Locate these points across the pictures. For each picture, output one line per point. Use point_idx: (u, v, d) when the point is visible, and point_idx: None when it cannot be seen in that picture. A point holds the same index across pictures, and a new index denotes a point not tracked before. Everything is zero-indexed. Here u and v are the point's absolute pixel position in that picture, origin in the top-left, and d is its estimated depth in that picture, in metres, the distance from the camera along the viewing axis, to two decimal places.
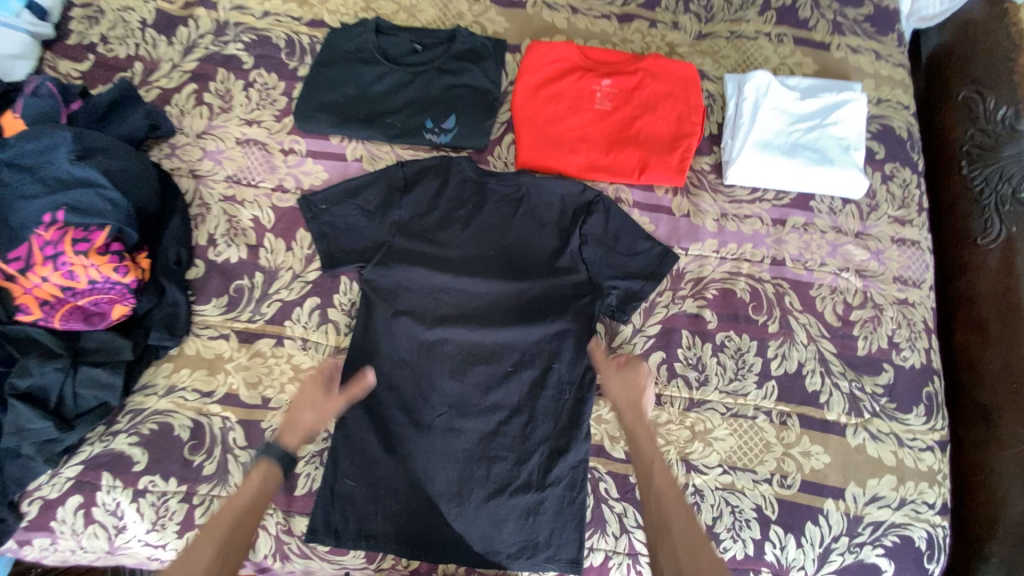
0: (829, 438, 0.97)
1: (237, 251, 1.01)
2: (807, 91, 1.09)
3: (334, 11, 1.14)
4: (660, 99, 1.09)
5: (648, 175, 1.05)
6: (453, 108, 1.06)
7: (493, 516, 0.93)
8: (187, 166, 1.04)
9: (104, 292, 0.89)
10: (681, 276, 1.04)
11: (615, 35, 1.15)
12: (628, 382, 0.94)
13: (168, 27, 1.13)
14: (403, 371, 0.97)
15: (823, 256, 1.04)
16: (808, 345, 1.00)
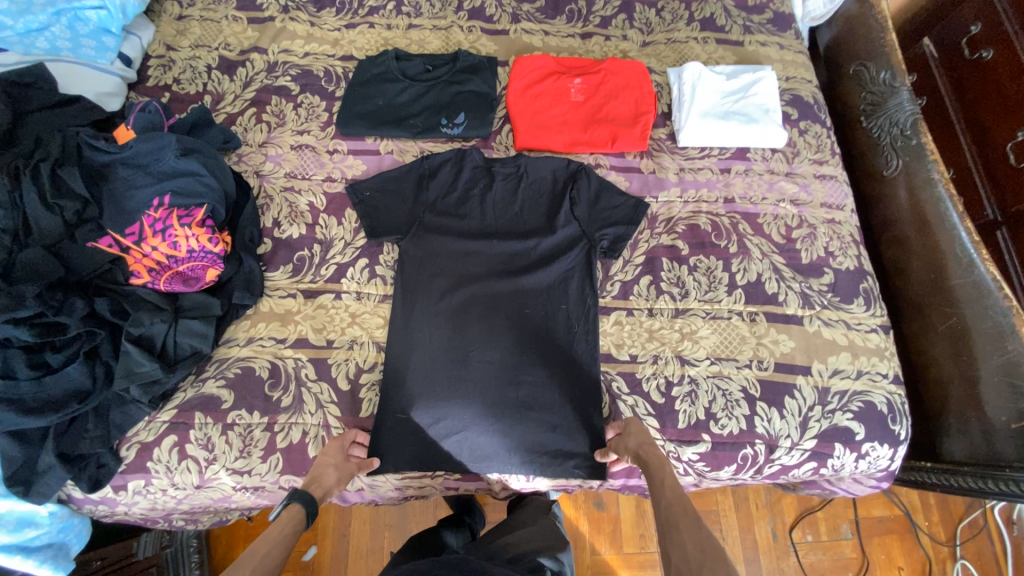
0: (791, 327, 1.20)
1: (298, 229, 1.25)
2: (731, 75, 1.42)
3: (361, 48, 1.46)
4: (620, 89, 1.40)
5: (618, 144, 1.34)
6: (462, 107, 1.35)
7: (525, 430, 1.11)
8: (253, 169, 1.30)
9: (199, 259, 1.11)
10: (655, 218, 1.30)
11: (580, 48, 1.49)
12: (636, 436, 1.04)
13: (228, 69, 1.43)
14: (440, 318, 1.18)
15: (764, 192, 1.33)
16: (763, 259, 1.26)
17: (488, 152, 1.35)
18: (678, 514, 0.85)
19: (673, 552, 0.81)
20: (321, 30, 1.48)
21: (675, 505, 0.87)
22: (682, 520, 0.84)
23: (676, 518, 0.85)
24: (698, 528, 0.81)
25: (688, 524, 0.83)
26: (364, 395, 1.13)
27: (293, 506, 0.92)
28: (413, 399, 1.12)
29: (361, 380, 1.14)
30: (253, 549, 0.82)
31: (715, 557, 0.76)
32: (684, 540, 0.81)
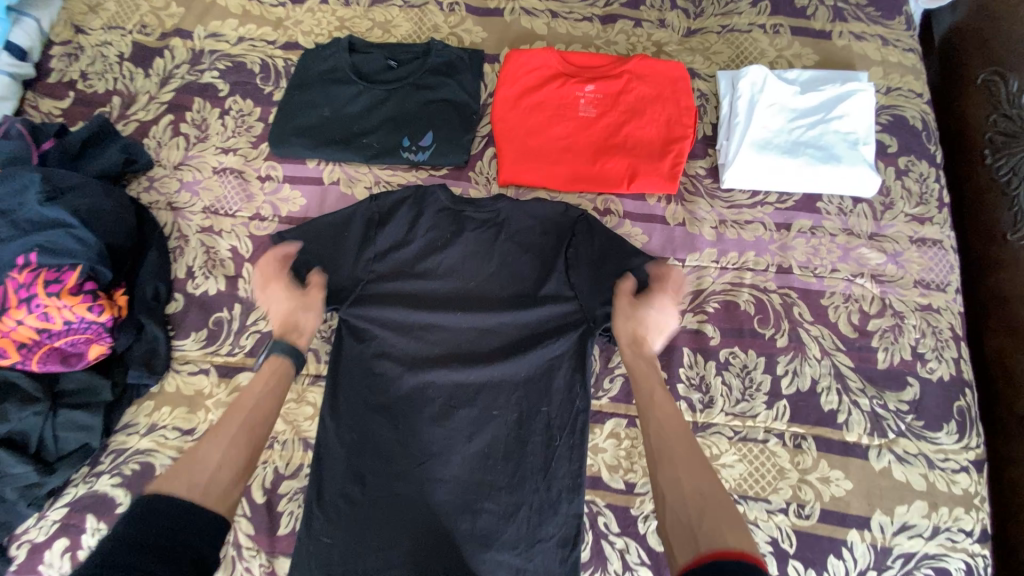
0: (849, 462, 0.89)
1: (215, 283, 0.99)
2: (807, 85, 1.02)
3: (308, 32, 1.12)
4: (648, 102, 1.03)
5: (638, 184, 0.99)
6: (430, 124, 1.02)
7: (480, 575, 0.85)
8: (166, 200, 1.04)
9: (80, 332, 0.88)
10: (679, 289, 0.97)
11: (599, 38, 1.10)
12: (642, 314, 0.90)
13: (144, 60, 1.14)
14: (381, 417, 0.92)
15: (834, 261, 0.97)
16: (822, 360, 0.93)
17: (463, 185, 1.04)
18: (677, 444, 0.75)
19: (664, 486, 0.71)
20: (262, 7, 1.15)
21: (670, 424, 0.78)
22: (679, 448, 0.74)
23: (673, 452, 0.74)
24: (694, 463, 0.72)
25: (686, 451, 0.74)
26: (283, 508, 0.91)
27: (274, 361, 0.88)
28: (340, 526, 0.87)
29: (280, 488, 0.92)
30: (225, 419, 0.80)
31: (713, 491, 0.68)
32: (679, 475, 0.71)
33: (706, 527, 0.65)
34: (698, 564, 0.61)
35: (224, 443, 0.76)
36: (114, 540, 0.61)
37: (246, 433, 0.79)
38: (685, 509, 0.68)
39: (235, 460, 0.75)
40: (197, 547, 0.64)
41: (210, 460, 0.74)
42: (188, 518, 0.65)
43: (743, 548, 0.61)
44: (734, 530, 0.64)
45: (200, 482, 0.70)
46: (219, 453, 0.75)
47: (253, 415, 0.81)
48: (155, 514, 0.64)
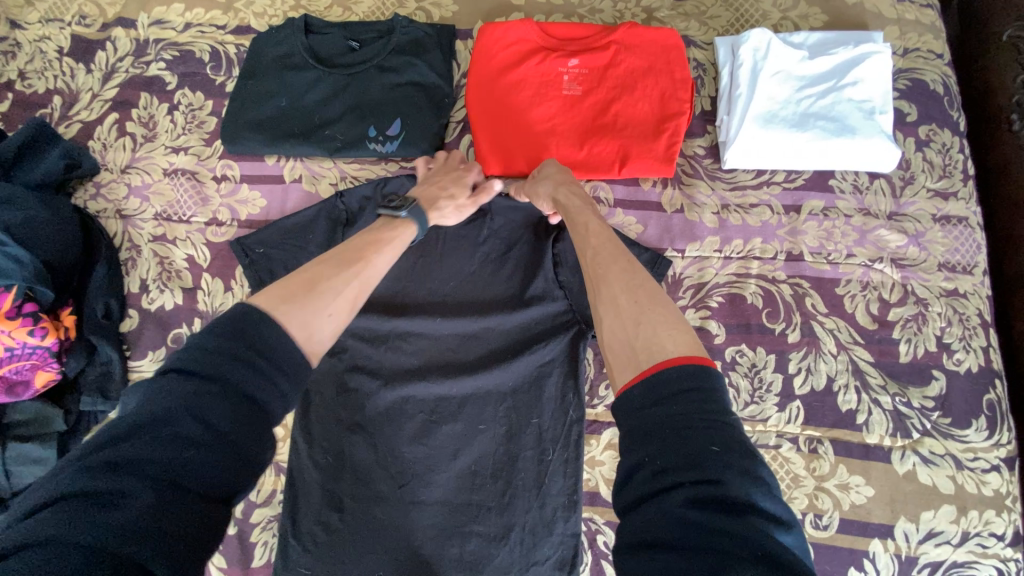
0: (870, 466, 0.81)
1: (172, 296, 0.91)
2: (815, 49, 0.91)
3: (261, 14, 1.02)
4: (639, 75, 0.92)
5: (630, 168, 0.89)
6: (398, 110, 0.92)
7: None
8: (114, 207, 0.95)
9: (24, 359, 0.80)
10: (679, 282, 0.88)
11: (582, 6, 0.99)
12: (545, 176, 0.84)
13: (85, 54, 1.03)
14: (357, 437, 0.85)
15: (849, 245, 0.88)
16: (838, 355, 0.84)
17: None
18: (614, 265, 0.66)
19: (603, 311, 0.63)
20: None
21: (606, 251, 0.68)
22: (618, 270, 0.65)
23: (613, 275, 0.64)
24: (635, 281, 0.63)
25: (624, 272, 0.64)
26: (256, 538, 0.85)
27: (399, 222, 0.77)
28: (318, 555, 0.81)
29: (252, 518, 0.86)
30: (342, 255, 0.69)
31: (650, 306, 0.59)
32: (616, 295, 0.62)
33: (645, 338, 0.56)
34: (636, 382, 0.52)
35: (339, 281, 0.66)
36: (185, 380, 0.51)
37: (360, 287, 0.68)
38: (624, 327, 0.59)
39: (342, 310, 0.64)
40: (278, 396, 0.54)
41: (327, 299, 0.63)
42: (288, 359, 0.56)
43: (687, 352, 0.52)
44: (676, 333, 0.55)
45: (308, 320, 0.59)
46: (333, 290, 0.64)
47: (368, 273, 0.70)
48: (253, 336, 0.54)
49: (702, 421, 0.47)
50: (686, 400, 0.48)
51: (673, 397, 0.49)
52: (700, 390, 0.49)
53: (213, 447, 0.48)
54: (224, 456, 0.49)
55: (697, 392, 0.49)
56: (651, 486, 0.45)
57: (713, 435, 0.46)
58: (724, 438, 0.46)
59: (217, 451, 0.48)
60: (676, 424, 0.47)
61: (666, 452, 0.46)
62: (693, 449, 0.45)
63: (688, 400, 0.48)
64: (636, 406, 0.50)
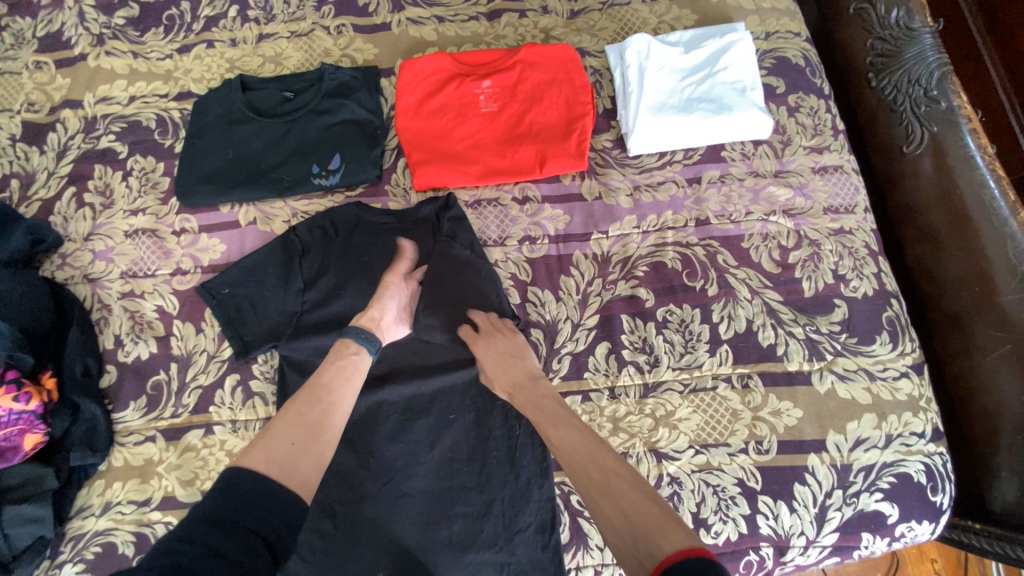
0: (796, 391, 0.93)
1: (147, 346, 0.96)
2: (689, 44, 1.06)
3: (200, 79, 1.11)
4: (545, 87, 1.05)
5: (550, 167, 1.01)
6: (336, 147, 1.02)
7: None
8: (81, 272, 1.01)
9: (11, 424, 0.85)
10: (607, 260, 0.99)
11: (488, 34, 1.11)
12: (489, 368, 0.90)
13: (37, 137, 1.11)
14: (339, 446, 0.92)
15: (747, 205, 1.01)
16: (753, 300, 0.96)
17: (381, 200, 1.04)
18: (599, 472, 0.76)
19: (605, 512, 0.73)
20: (147, 62, 1.14)
21: (589, 462, 0.77)
22: (605, 478, 0.75)
23: (607, 481, 0.75)
24: (625, 485, 0.73)
25: (615, 474, 0.75)
26: None
27: (345, 342, 0.89)
28: (316, 562, 0.86)
29: None
30: (297, 400, 0.82)
31: (649, 508, 0.70)
32: (612, 500, 0.73)
33: (646, 539, 0.66)
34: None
35: (292, 422, 0.79)
36: (204, 516, 0.65)
37: (314, 412, 0.81)
38: (626, 528, 0.69)
39: (304, 435, 0.78)
40: (274, 530, 0.66)
41: (279, 436, 0.77)
42: (268, 496, 0.68)
43: (683, 546, 0.63)
44: (672, 532, 0.65)
45: (275, 459, 0.73)
46: (290, 433, 0.77)
47: (321, 396, 0.82)
48: (247, 485, 0.69)
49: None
50: None
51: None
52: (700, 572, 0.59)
53: (224, 560, 0.60)
54: (226, 568, 0.60)
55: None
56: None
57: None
58: None
59: (224, 566, 0.60)
60: None
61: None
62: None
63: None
64: None
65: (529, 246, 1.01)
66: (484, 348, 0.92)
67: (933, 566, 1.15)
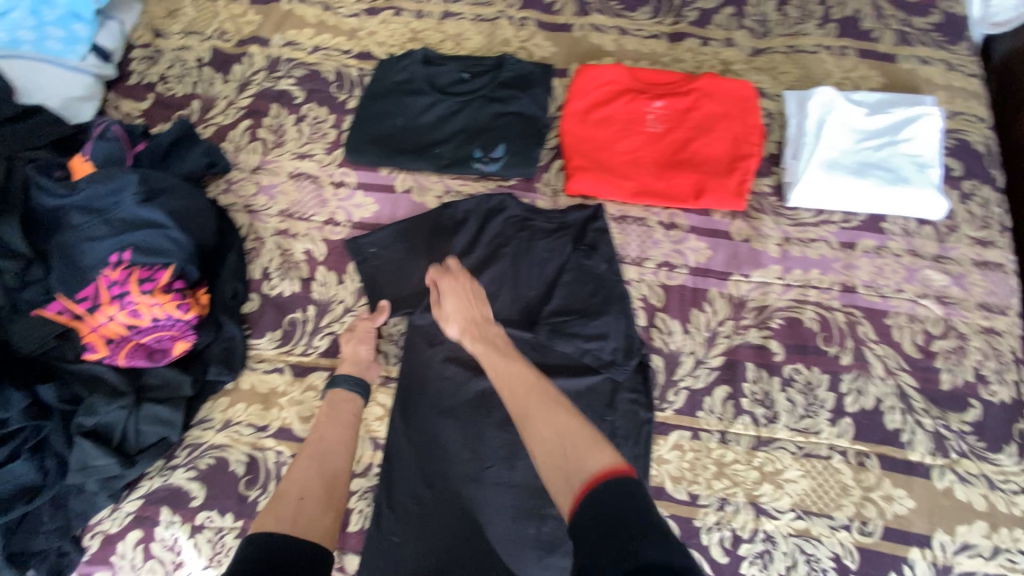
0: (913, 481, 0.91)
1: (291, 284, 1.02)
2: (873, 107, 1.04)
3: (382, 43, 1.16)
4: (716, 119, 1.04)
5: (705, 199, 1.01)
6: (503, 136, 1.05)
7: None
8: (243, 202, 1.07)
9: (167, 329, 0.90)
10: (743, 304, 0.99)
11: (666, 55, 1.12)
12: (442, 315, 0.91)
13: (223, 66, 1.18)
14: (450, 421, 0.95)
15: (899, 282, 0.99)
16: (886, 379, 0.95)
17: (531, 196, 1.06)
18: (531, 398, 0.78)
19: (535, 438, 0.73)
20: (336, 17, 1.20)
21: (529, 387, 0.80)
22: (537, 404, 0.76)
23: (545, 404, 0.76)
24: (557, 411, 0.75)
25: (555, 403, 0.76)
26: (352, 506, 0.94)
27: (334, 393, 0.93)
28: (409, 525, 0.90)
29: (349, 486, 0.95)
30: (302, 458, 0.85)
31: (579, 427, 0.71)
32: (540, 425, 0.73)
33: (572, 455, 0.67)
34: (578, 506, 0.62)
35: (303, 478, 0.82)
36: None
37: (321, 465, 0.85)
38: (552, 454, 0.69)
39: (311, 490, 0.81)
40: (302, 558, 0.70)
41: (291, 491, 0.80)
42: (287, 544, 0.71)
43: (615, 463, 0.64)
44: (598, 450, 0.67)
45: (291, 515, 0.76)
46: (299, 489, 0.81)
47: (323, 450, 0.87)
48: (264, 541, 0.70)
49: (635, 515, 0.58)
50: (614, 500, 0.60)
51: (604, 502, 0.60)
52: (625, 490, 0.61)
53: None
54: None
55: (624, 493, 0.61)
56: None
57: (642, 525, 0.56)
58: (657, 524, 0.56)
59: None
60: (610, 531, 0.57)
61: (603, 556, 0.55)
62: (624, 538, 0.55)
63: (622, 495, 0.60)
64: (581, 524, 0.60)
65: (666, 272, 1.01)
66: (445, 288, 0.93)
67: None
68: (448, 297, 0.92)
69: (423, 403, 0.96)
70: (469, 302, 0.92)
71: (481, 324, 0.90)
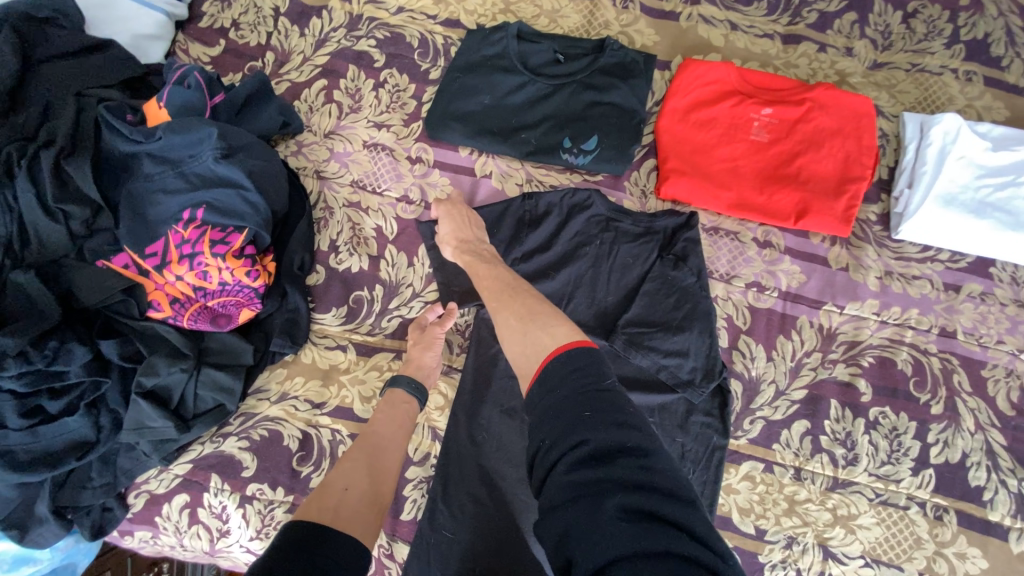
0: (989, 541, 0.86)
1: (359, 261, 0.97)
2: (999, 141, 0.96)
3: (472, 11, 1.08)
4: (828, 135, 0.97)
5: (806, 221, 0.94)
6: (596, 127, 0.98)
7: None
8: (314, 167, 1.01)
9: (233, 294, 0.86)
10: (833, 337, 0.93)
11: (778, 58, 1.03)
12: (440, 237, 0.92)
13: (301, 18, 1.10)
14: (513, 423, 0.91)
15: (1001, 333, 0.93)
16: (975, 434, 0.89)
17: (618, 195, 1.00)
18: (504, 293, 0.79)
19: (503, 327, 0.75)
20: None
21: (504, 291, 0.79)
22: (507, 298, 0.78)
23: (518, 299, 0.77)
24: (529, 304, 0.75)
25: (530, 297, 0.77)
26: (408, 494, 0.92)
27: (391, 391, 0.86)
28: (463, 522, 0.87)
29: (406, 474, 0.93)
30: (350, 453, 0.77)
31: (546, 316, 0.71)
32: (512, 317, 0.74)
33: (534, 343, 0.68)
34: (532, 386, 0.64)
35: (349, 469, 0.73)
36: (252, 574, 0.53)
37: (369, 461, 0.76)
38: (519, 342, 0.70)
39: (359, 484, 0.71)
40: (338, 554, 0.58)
41: (336, 481, 0.70)
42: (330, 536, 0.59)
43: (572, 343, 0.64)
44: (562, 332, 0.67)
45: (335, 505, 0.66)
46: (345, 479, 0.71)
47: (374, 445, 0.78)
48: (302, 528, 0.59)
49: (586, 396, 0.57)
50: (563, 375, 0.60)
51: (561, 385, 0.59)
52: (577, 368, 0.60)
53: None
54: None
55: (576, 370, 0.60)
56: (545, 468, 0.55)
57: (590, 403, 0.56)
58: (598, 404, 0.56)
59: None
60: (555, 408, 0.58)
61: (554, 434, 0.56)
62: (573, 422, 0.55)
63: (577, 376, 0.59)
64: (535, 400, 0.62)
65: (755, 293, 0.95)
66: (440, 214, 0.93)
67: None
68: (444, 221, 0.91)
69: (487, 401, 0.92)
70: (463, 226, 0.91)
71: (475, 243, 0.89)
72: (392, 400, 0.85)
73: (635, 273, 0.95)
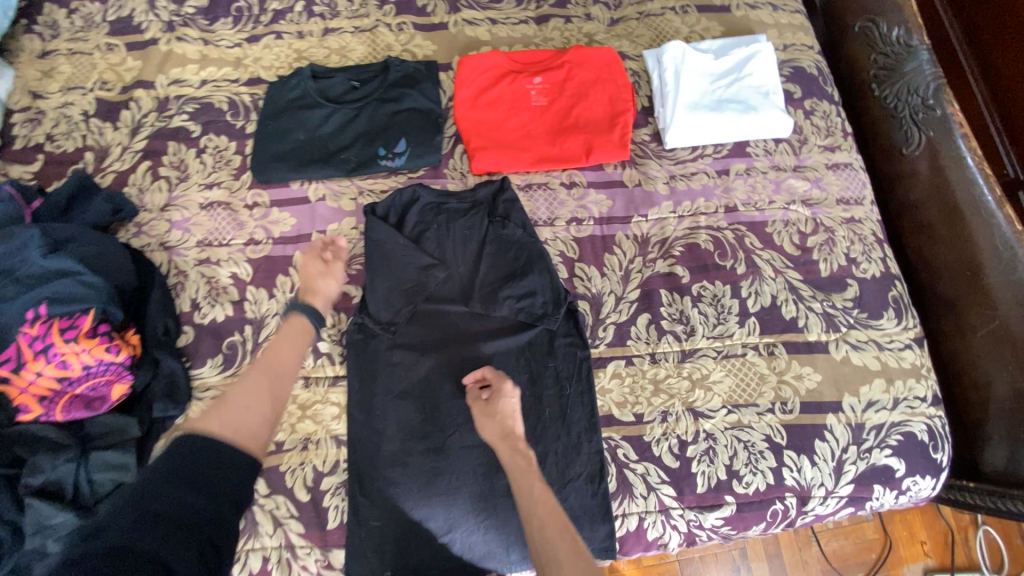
0: (815, 357, 1.04)
1: (222, 309, 1.03)
2: (718, 52, 1.19)
3: (269, 67, 1.21)
4: (590, 85, 1.16)
5: (595, 155, 1.12)
6: (402, 132, 1.12)
7: None
8: (157, 241, 1.07)
9: (101, 374, 0.90)
10: (647, 240, 1.10)
11: (536, 36, 1.23)
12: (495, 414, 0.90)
13: (111, 114, 1.17)
14: (406, 403, 0.99)
15: (770, 194, 1.14)
16: (777, 278, 1.08)
17: (441, 182, 1.13)
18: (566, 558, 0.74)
19: None
20: (218, 49, 1.23)
21: (568, 549, 0.75)
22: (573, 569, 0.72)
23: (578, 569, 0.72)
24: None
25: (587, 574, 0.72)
26: (328, 503, 0.95)
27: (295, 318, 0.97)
28: (386, 507, 0.93)
29: (322, 486, 0.96)
30: (252, 375, 0.86)
31: None
32: None
33: None
34: None
35: (253, 394, 0.83)
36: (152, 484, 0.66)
37: (270, 382, 0.87)
38: None
39: (259, 405, 0.82)
40: (234, 476, 0.71)
41: (240, 405, 0.80)
42: (226, 454, 0.72)
43: None
44: None
45: (236, 424, 0.77)
46: (249, 402, 0.81)
47: (276, 371, 0.89)
48: (198, 445, 0.71)
49: None
50: None
51: None
52: None
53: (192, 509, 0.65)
54: (189, 518, 0.64)
55: None
56: None
57: None
58: None
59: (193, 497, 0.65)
60: None
61: None
62: None
63: None
64: None
65: (576, 226, 1.11)
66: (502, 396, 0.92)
67: (923, 548, 1.23)
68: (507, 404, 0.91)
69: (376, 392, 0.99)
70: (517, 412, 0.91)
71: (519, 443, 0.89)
72: (295, 329, 0.95)
73: (473, 240, 1.08)
